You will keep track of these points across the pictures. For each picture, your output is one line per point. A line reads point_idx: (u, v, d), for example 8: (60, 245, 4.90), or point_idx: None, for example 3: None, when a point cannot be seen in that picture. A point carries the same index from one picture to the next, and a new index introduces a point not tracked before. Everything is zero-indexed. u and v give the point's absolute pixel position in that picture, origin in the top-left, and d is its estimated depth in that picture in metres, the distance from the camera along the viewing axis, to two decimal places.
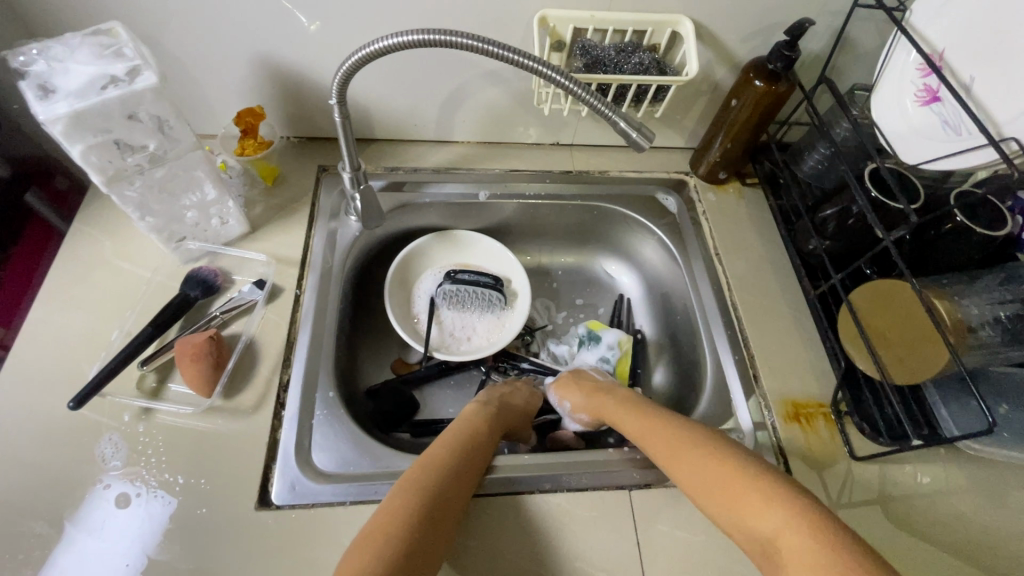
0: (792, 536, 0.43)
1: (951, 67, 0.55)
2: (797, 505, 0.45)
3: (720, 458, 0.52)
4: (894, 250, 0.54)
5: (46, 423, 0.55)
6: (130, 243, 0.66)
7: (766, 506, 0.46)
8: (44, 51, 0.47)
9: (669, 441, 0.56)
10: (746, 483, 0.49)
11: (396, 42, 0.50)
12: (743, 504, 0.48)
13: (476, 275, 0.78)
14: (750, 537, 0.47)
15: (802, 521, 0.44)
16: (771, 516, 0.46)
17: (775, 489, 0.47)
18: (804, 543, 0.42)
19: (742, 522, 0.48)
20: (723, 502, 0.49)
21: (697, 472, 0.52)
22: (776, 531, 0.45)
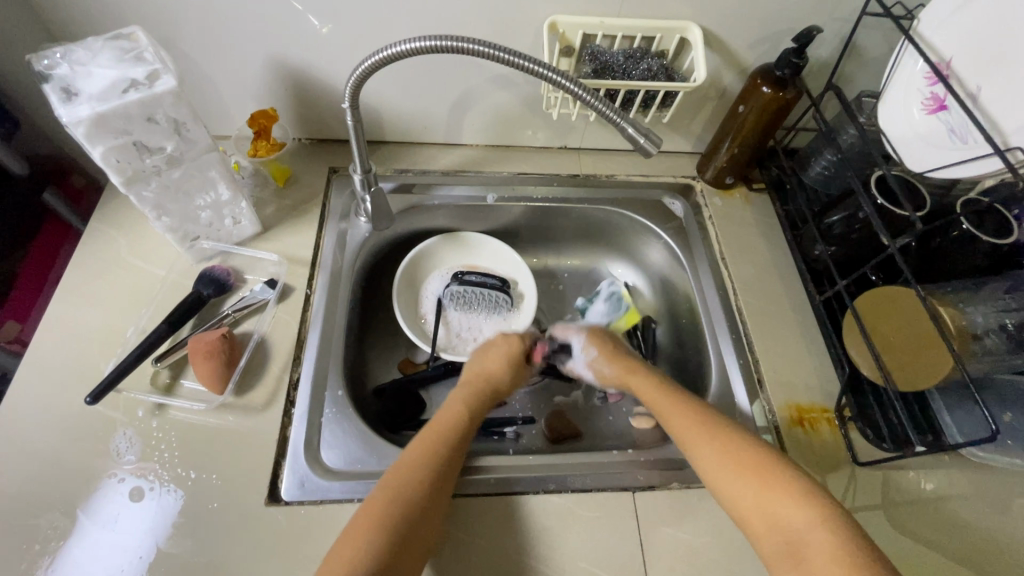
0: (819, 540, 0.44)
1: (958, 76, 0.55)
2: (828, 510, 0.46)
3: (750, 452, 0.51)
4: (899, 257, 0.55)
5: (62, 417, 0.56)
6: (145, 242, 0.68)
7: (796, 506, 0.47)
8: (67, 55, 0.49)
9: (699, 426, 0.55)
10: (777, 481, 0.49)
11: (409, 47, 0.51)
12: (770, 500, 0.48)
13: (483, 277, 0.81)
14: (768, 531, 0.47)
15: (833, 528, 0.44)
16: (798, 517, 0.46)
17: (807, 492, 0.47)
18: (832, 549, 0.43)
19: (764, 517, 0.48)
20: (747, 494, 0.49)
21: (726, 461, 0.52)
22: (802, 532, 0.45)
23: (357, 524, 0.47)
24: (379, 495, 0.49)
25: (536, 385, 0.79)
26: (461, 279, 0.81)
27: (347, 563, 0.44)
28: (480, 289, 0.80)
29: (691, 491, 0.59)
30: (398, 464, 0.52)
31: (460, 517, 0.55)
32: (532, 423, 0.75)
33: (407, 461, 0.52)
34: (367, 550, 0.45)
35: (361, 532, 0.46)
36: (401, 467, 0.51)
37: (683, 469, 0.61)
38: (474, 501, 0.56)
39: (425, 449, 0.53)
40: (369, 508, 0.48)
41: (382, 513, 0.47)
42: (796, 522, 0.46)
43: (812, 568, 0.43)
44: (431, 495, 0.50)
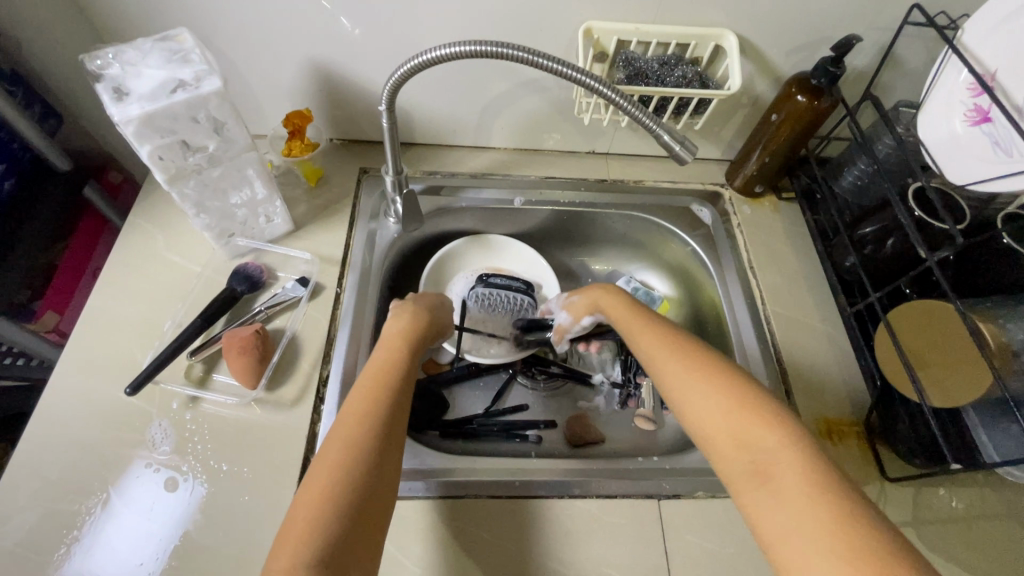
0: (786, 460, 0.44)
1: (1004, 88, 0.54)
2: (797, 433, 0.46)
3: (719, 377, 0.51)
4: (937, 270, 0.54)
5: (102, 406, 0.57)
6: (182, 237, 0.69)
7: (764, 427, 0.46)
8: (118, 55, 0.50)
9: (669, 354, 0.55)
10: (746, 403, 0.48)
11: (448, 51, 0.51)
12: (739, 421, 0.47)
13: (508, 280, 0.81)
14: (734, 452, 0.46)
15: (800, 447, 0.44)
16: (766, 436, 0.45)
17: (777, 415, 0.47)
18: (800, 469, 0.43)
19: (730, 438, 0.47)
20: (714, 415, 0.49)
21: (693, 385, 0.51)
22: (770, 452, 0.45)
23: (329, 444, 0.48)
24: (354, 416, 0.50)
25: (558, 389, 0.79)
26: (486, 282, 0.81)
27: (326, 478, 0.45)
28: (506, 292, 0.80)
29: (717, 501, 0.58)
30: (365, 387, 0.53)
31: (482, 517, 0.55)
32: (555, 427, 0.75)
33: (371, 389, 0.53)
34: (342, 467, 0.45)
35: (336, 450, 0.47)
36: (363, 399, 0.51)
37: (709, 478, 0.60)
38: (498, 502, 0.56)
39: (391, 373, 0.55)
40: (337, 441, 0.48)
41: (355, 433, 0.48)
42: (763, 442, 0.45)
43: (777, 487, 0.42)
44: (390, 427, 0.50)
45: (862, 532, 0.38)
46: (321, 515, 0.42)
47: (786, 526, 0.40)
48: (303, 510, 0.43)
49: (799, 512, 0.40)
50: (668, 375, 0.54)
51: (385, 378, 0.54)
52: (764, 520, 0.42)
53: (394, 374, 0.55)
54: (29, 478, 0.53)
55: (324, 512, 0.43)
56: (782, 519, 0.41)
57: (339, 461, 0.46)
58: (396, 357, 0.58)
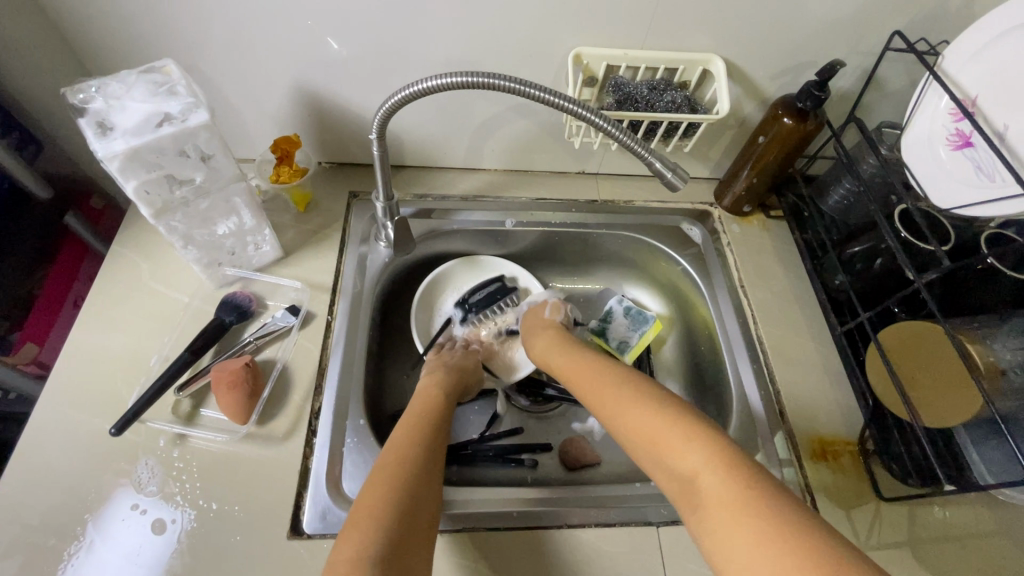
0: (706, 477, 0.44)
1: (985, 114, 0.55)
2: (717, 447, 0.46)
3: (654, 407, 0.53)
4: (925, 292, 0.54)
5: (84, 446, 0.56)
6: (167, 267, 0.68)
7: (686, 448, 0.47)
8: (101, 88, 0.49)
9: (613, 393, 0.58)
10: (668, 428, 0.50)
11: (439, 83, 0.51)
12: (669, 446, 0.49)
13: (488, 292, 0.81)
14: (668, 478, 0.48)
15: (720, 462, 0.45)
16: (688, 458, 0.46)
17: (698, 434, 0.48)
18: (716, 483, 0.43)
19: (663, 465, 0.49)
20: (651, 445, 0.51)
21: (631, 419, 0.54)
22: (693, 472, 0.45)
23: (375, 472, 0.51)
24: (393, 453, 0.53)
25: (553, 411, 0.79)
26: (468, 305, 0.80)
27: (377, 490, 0.48)
28: (490, 305, 0.80)
29: None
30: (405, 427, 0.58)
31: (480, 550, 0.54)
32: (550, 450, 0.74)
33: (410, 434, 0.57)
34: (392, 484, 0.49)
35: (387, 474, 0.50)
36: (402, 442, 0.55)
37: None
38: (498, 536, 0.55)
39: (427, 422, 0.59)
40: (381, 472, 0.51)
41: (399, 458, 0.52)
42: (687, 462, 0.46)
43: (703, 505, 0.43)
44: (433, 470, 0.53)
45: (780, 534, 0.37)
46: (375, 519, 0.46)
47: (714, 541, 0.41)
48: (354, 531, 0.45)
49: (722, 526, 0.40)
50: (610, 414, 0.57)
51: (425, 422, 0.59)
52: (702, 540, 0.42)
53: (424, 417, 0.60)
54: (9, 524, 0.51)
55: (374, 523, 0.45)
56: (711, 535, 0.41)
57: (389, 483, 0.49)
58: (437, 409, 0.62)
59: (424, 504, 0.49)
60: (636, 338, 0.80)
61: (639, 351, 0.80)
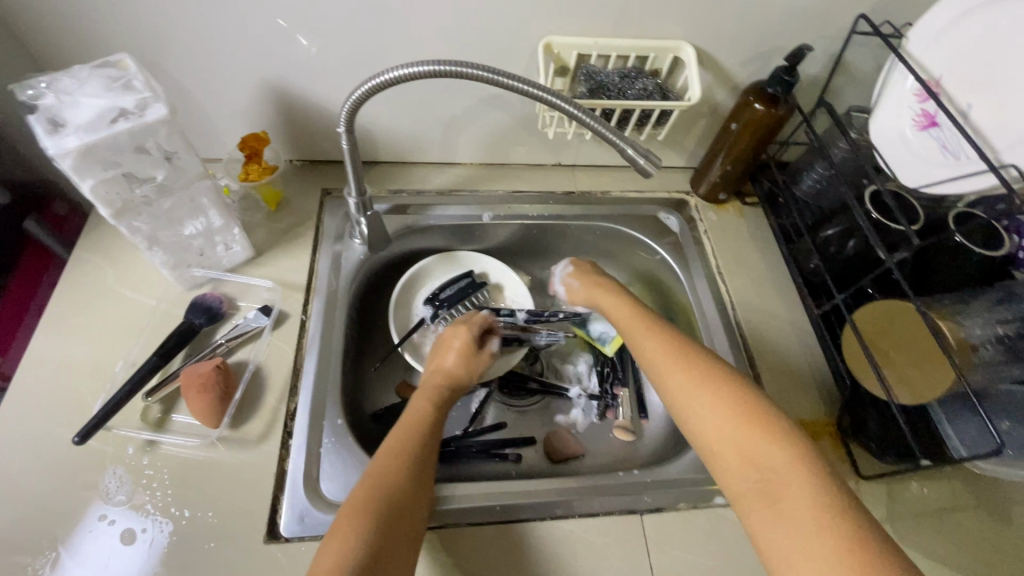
0: (792, 479, 0.44)
1: (949, 94, 0.56)
2: (806, 451, 0.46)
3: (727, 390, 0.51)
4: (897, 271, 0.55)
5: (48, 457, 0.53)
6: (133, 271, 0.66)
7: (771, 445, 0.46)
8: (53, 84, 0.47)
9: (678, 363, 0.56)
10: (753, 420, 0.49)
11: (407, 72, 0.50)
12: (748, 436, 0.48)
13: (459, 288, 0.79)
14: (739, 467, 0.47)
15: (811, 468, 0.44)
16: (777, 457, 0.46)
17: (785, 432, 0.47)
18: (812, 488, 0.43)
19: (737, 453, 0.47)
20: (722, 429, 0.49)
21: (697, 397, 0.52)
22: (779, 471, 0.45)
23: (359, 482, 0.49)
24: (383, 462, 0.51)
25: (535, 404, 0.78)
26: (438, 301, 0.78)
27: (364, 499, 0.47)
28: (461, 300, 0.79)
29: (698, 511, 0.58)
30: (402, 431, 0.56)
31: (462, 546, 0.54)
32: (534, 443, 0.73)
33: (404, 439, 0.54)
34: (377, 495, 0.48)
35: (372, 486, 0.48)
36: (392, 451, 0.53)
37: (690, 488, 0.60)
38: (481, 531, 0.55)
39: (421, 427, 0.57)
40: (364, 484, 0.49)
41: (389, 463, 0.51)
42: (770, 458, 0.46)
43: (784, 503, 0.43)
44: (420, 483, 0.51)
45: (872, 552, 0.38)
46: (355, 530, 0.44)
47: (786, 541, 0.41)
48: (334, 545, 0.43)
49: (803, 530, 0.41)
50: (670, 386, 0.55)
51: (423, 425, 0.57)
52: (771, 537, 0.42)
53: (427, 419, 0.58)
54: None
55: (355, 537, 0.44)
56: (784, 535, 0.41)
57: (370, 497, 0.47)
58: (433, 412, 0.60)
59: (410, 516, 0.48)
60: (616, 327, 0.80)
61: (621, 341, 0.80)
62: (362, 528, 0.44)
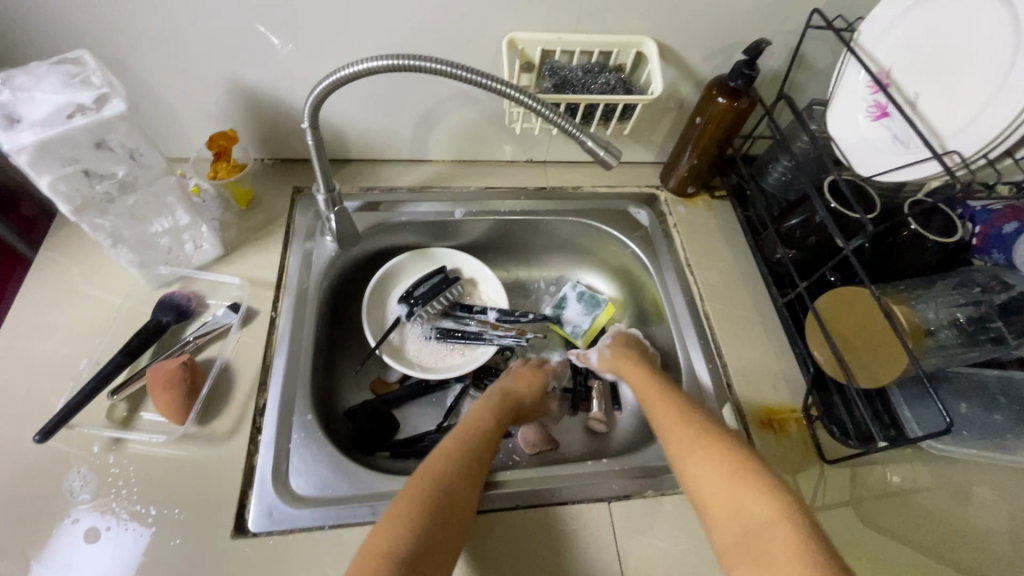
0: (775, 530, 0.44)
1: (897, 85, 0.59)
2: (789, 501, 0.46)
3: (721, 446, 0.53)
4: (854, 258, 0.56)
5: (10, 457, 0.53)
6: (101, 270, 0.65)
7: (758, 496, 0.47)
8: (9, 80, 0.47)
9: (677, 421, 0.57)
10: (744, 474, 0.49)
11: (365, 66, 0.50)
12: (737, 489, 0.49)
13: (431, 285, 0.78)
14: (729, 521, 0.48)
15: (792, 517, 0.45)
16: (762, 507, 0.46)
17: (770, 483, 0.48)
18: (794, 537, 0.43)
19: (728, 507, 0.48)
20: (714, 484, 0.50)
21: (691, 451, 0.54)
22: (763, 523, 0.45)
23: (413, 481, 0.52)
24: (436, 464, 0.54)
25: None
26: (412, 300, 0.77)
27: (416, 495, 0.50)
28: (433, 297, 0.78)
29: (667, 497, 0.58)
30: (456, 440, 0.58)
31: None
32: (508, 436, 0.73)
33: (457, 447, 0.57)
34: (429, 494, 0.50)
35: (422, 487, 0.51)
36: (446, 455, 0.55)
37: (658, 477, 0.60)
38: None
39: (476, 436, 0.59)
40: (414, 484, 0.51)
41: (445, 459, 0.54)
42: (755, 511, 0.46)
43: (766, 556, 0.43)
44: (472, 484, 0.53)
45: None
46: (408, 524, 0.47)
47: None
48: (380, 539, 0.46)
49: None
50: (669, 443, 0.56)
51: (480, 432, 0.60)
52: None
53: (482, 429, 0.61)
54: None
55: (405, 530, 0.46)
56: None
57: (419, 496, 0.50)
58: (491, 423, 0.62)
59: (462, 514, 0.50)
60: (589, 321, 0.82)
61: (593, 334, 0.81)
62: (416, 517, 0.47)
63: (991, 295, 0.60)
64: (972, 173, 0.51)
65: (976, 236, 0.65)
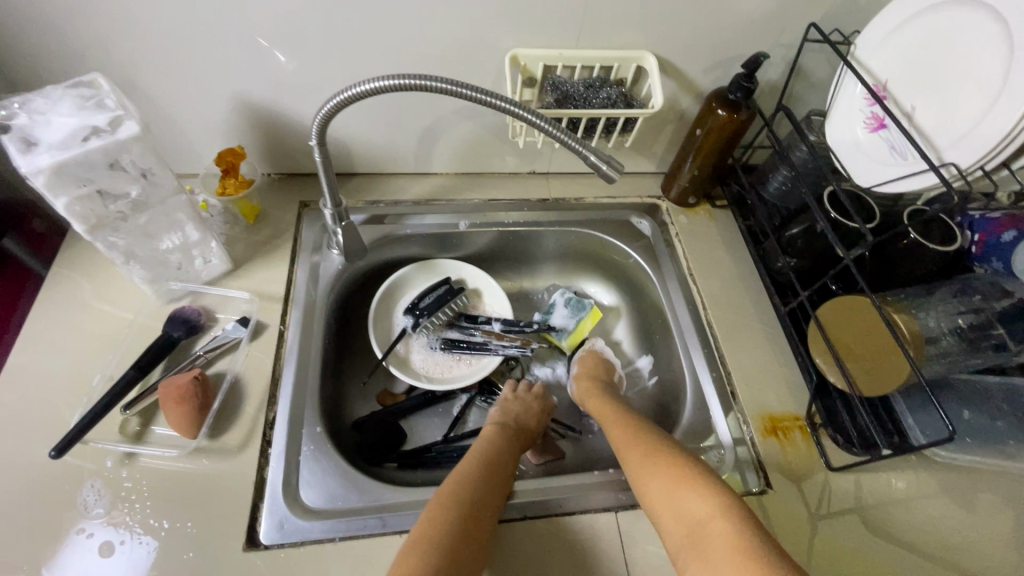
0: (714, 527, 0.47)
1: (893, 97, 0.60)
2: (728, 499, 0.49)
3: (663, 455, 0.55)
4: (854, 268, 0.57)
5: (26, 472, 0.54)
6: (113, 286, 0.67)
7: (696, 497, 0.50)
8: (26, 104, 0.48)
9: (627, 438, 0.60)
10: (683, 477, 0.52)
11: (372, 86, 0.51)
12: (676, 493, 0.51)
13: (437, 297, 0.80)
14: (676, 525, 0.50)
15: (729, 513, 0.47)
16: (701, 506, 0.49)
17: (711, 484, 0.51)
18: (729, 532, 0.45)
19: (671, 511, 0.50)
20: (657, 491, 0.52)
21: (635, 464, 0.56)
22: (703, 522, 0.48)
23: (433, 504, 0.53)
24: (456, 485, 0.55)
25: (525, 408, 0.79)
26: (418, 311, 0.78)
27: (435, 517, 0.51)
28: (440, 309, 0.79)
29: None
30: (472, 462, 0.59)
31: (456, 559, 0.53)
32: None
33: (472, 468, 0.57)
34: (451, 516, 0.51)
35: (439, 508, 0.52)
36: (464, 477, 0.56)
37: None
38: None
39: (490, 458, 0.60)
40: (435, 507, 0.52)
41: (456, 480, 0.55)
42: (695, 511, 0.49)
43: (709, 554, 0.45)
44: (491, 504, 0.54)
45: None
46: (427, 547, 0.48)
47: None
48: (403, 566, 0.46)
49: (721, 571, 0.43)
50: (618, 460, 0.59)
51: (495, 453, 0.61)
52: None
53: (492, 449, 0.62)
54: None
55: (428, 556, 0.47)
56: None
57: (438, 518, 0.51)
58: (503, 445, 0.63)
59: (482, 536, 0.51)
60: (573, 325, 0.83)
61: (576, 338, 0.83)
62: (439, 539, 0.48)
63: (992, 303, 0.61)
64: (968, 183, 0.51)
65: (975, 244, 0.66)
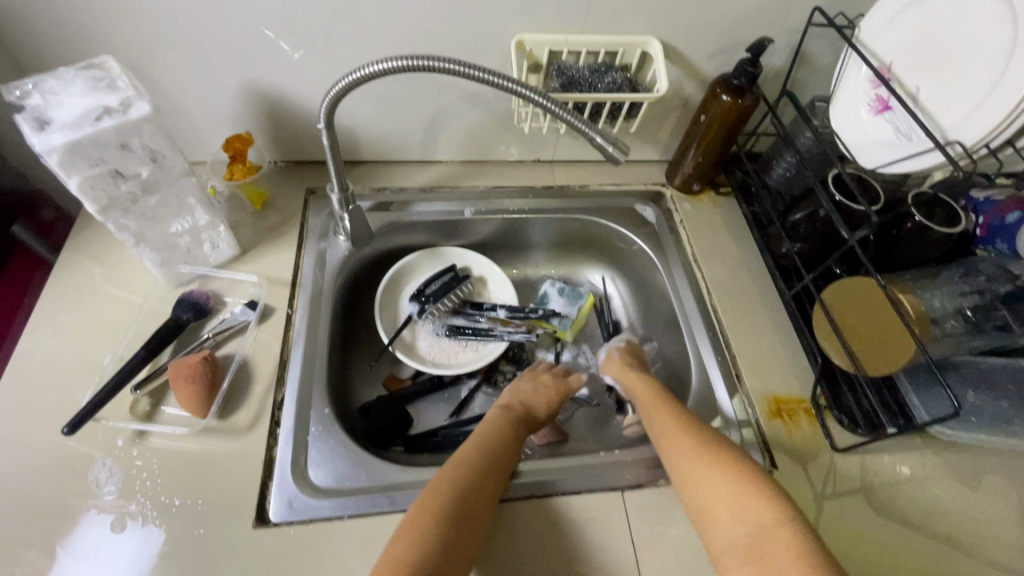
0: (778, 537, 0.45)
1: (898, 79, 0.60)
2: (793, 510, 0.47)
3: (724, 455, 0.53)
4: (858, 249, 0.57)
5: (38, 450, 0.54)
6: (122, 269, 0.67)
7: (760, 502, 0.48)
8: (38, 85, 0.49)
9: (682, 429, 0.57)
10: (748, 481, 0.50)
11: (382, 67, 0.52)
12: (740, 496, 0.49)
13: (443, 284, 0.81)
14: (732, 527, 0.48)
15: (794, 525, 0.45)
16: (765, 512, 0.47)
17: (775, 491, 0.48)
18: (795, 545, 0.44)
19: (730, 511, 0.48)
20: (717, 490, 0.50)
21: (694, 459, 0.53)
22: (766, 529, 0.46)
23: (435, 480, 0.54)
24: (459, 464, 0.55)
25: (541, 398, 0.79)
26: (425, 297, 0.79)
27: (435, 492, 0.52)
28: (445, 295, 0.80)
29: None
30: (477, 440, 0.60)
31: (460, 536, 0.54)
32: None
33: (477, 448, 0.58)
34: (448, 492, 0.51)
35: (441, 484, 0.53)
36: (467, 455, 0.57)
37: None
38: None
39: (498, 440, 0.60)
40: (437, 483, 0.53)
41: (464, 462, 0.55)
42: (759, 517, 0.47)
43: (772, 563, 0.43)
44: (491, 482, 0.55)
45: None
46: (428, 520, 0.49)
47: None
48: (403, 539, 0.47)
49: None
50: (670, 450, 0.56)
51: (500, 434, 0.61)
52: None
53: (498, 430, 0.62)
54: None
55: (428, 527, 0.48)
56: None
57: (439, 494, 0.51)
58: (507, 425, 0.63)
59: (480, 512, 0.51)
60: (574, 313, 0.85)
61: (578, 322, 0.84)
62: (438, 513, 0.49)
63: (996, 285, 0.61)
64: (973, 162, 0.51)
65: (980, 227, 0.67)
